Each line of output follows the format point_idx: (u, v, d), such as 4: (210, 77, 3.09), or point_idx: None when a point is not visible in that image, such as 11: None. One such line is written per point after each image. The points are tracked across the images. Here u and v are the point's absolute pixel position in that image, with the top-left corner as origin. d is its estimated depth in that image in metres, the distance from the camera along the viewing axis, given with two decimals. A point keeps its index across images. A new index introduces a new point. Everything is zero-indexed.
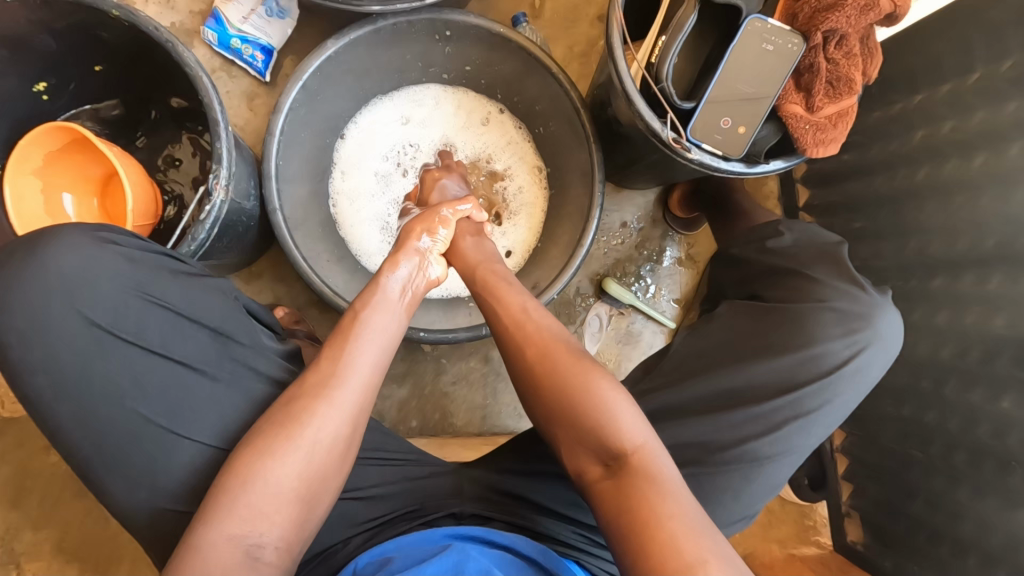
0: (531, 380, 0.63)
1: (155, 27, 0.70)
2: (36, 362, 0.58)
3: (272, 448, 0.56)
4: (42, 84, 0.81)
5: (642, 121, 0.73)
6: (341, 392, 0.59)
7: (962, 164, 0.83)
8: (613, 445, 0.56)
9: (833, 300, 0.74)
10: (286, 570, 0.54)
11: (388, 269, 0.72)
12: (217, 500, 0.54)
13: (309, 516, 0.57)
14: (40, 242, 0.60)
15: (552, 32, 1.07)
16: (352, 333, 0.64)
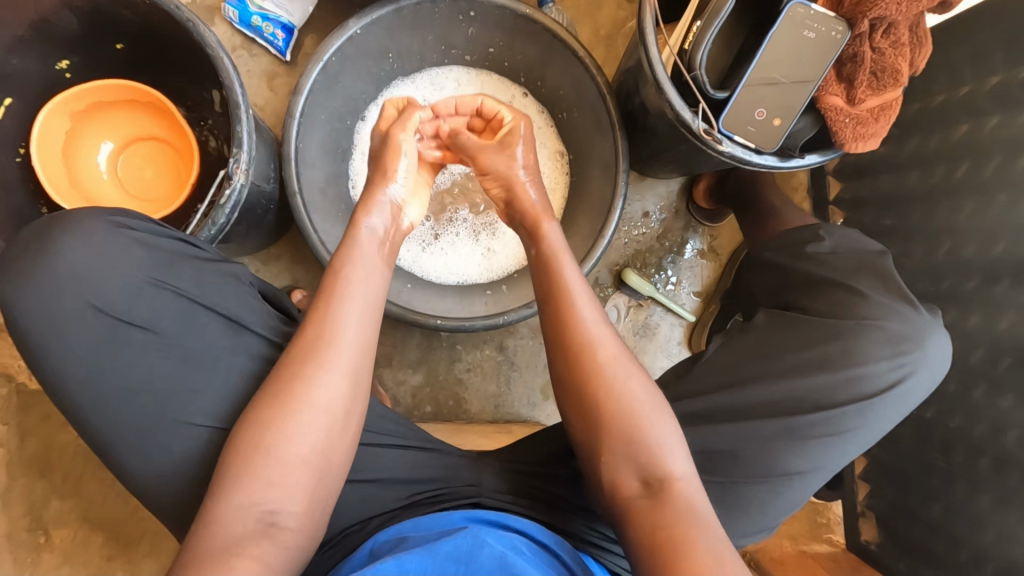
0: (589, 408, 0.61)
1: (176, 5, 0.68)
2: (57, 349, 0.59)
3: (272, 421, 0.55)
4: (65, 63, 0.81)
5: (673, 110, 0.70)
6: (335, 354, 0.58)
7: (1006, 162, 0.79)
8: (659, 471, 0.58)
9: (885, 323, 0.72)
10: (302, 530, 0.55)
11: (364, 217, 0.69)
12: (228, 476, 0.54)
13: (320, 483, 0.56)
14: (55, 231, 0.60)
15: (579, 13, 1.03)
16: (338, 292, 0.62)
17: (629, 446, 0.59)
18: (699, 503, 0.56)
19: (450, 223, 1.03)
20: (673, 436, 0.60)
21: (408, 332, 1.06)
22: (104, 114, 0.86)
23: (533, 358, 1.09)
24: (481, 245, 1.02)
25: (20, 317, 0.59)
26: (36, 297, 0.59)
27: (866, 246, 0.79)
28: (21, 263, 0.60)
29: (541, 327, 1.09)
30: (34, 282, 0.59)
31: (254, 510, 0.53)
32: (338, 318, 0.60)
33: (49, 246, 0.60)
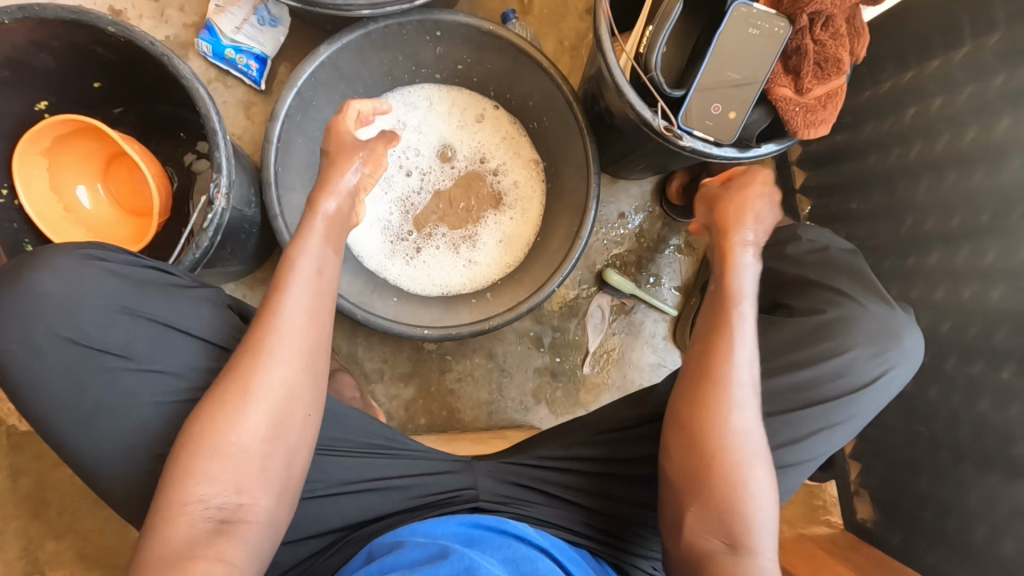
0: (693, 450, 0.60)
1: (150, 41, 0.71)
2: (39, 381, 0.61)
3: (221, 416, 0.56)
4: (44, 103, 0.83)
5: (634, 111, 0.74)
6: (280, 344, 0.58)
7: (954, 139, 0.84)
8: (743, 528, 0.58)
9: (867, 320, 0.75)
10: (263, 518, 0.56)
11: (324, 196, 0.65)
12: (176, 471, 0.55)
13: (277, 468, 0.57)
14: (26, 268, 0.62)
15: (542, 28, 1.08)
16: (286, 282, 0.59)
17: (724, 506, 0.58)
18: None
19: (429, 236, 1.05)
20: (770, 493, 0.60)
21: (397, 346, 1.08)
22: (68, 156, 0.86)
23: (522, 363, 1.11)
24: (462, 256, 1.05)
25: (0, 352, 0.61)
26: (17, 333, 0.61)
27: (839, 244, 0.82)
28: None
29: (528, 332, 1.11)
30: (11, 319, 0.61)
31: (208, 503, 0.54)
32: (287, 307, 0.58)
33: (22, 282, 0.61)
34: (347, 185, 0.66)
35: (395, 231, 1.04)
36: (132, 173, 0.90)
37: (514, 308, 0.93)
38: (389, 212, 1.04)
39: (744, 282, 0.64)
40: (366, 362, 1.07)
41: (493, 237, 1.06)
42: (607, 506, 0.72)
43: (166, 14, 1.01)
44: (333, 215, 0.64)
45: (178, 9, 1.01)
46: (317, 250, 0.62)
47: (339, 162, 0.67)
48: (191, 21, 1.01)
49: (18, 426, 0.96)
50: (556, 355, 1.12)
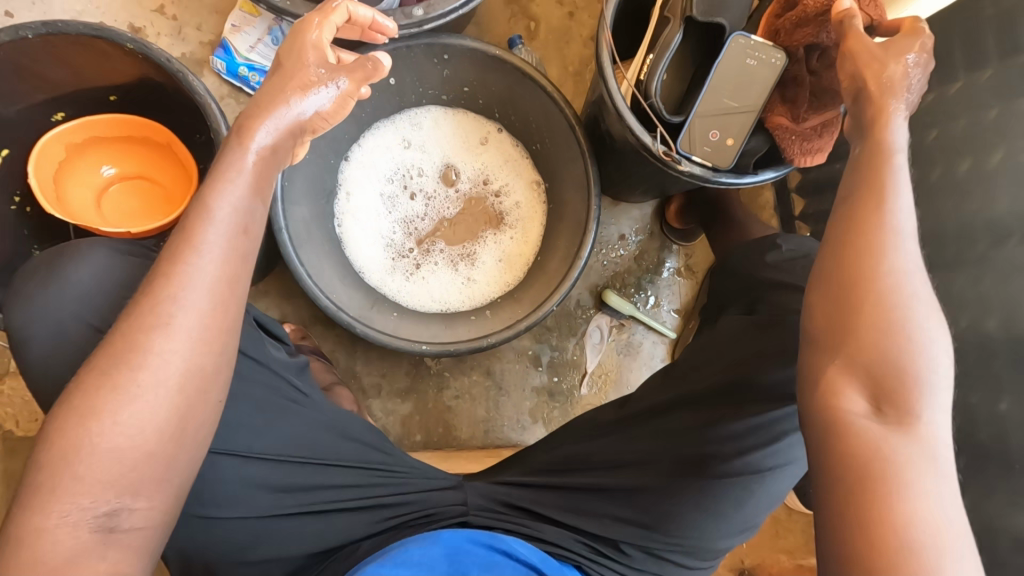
0: (840, 294, 0.53)
1: (166, 58, 0.73)
2: (47, 365, 0.60)
3: (95, 402, 0.47)
4: (61, 115, 0.86)
5: (633, 135, 0.76)
6: (175, 315, 0.49)
7: (948, 170, 0.85)
8: (900, 395, 0.50)
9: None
10: (159, 524, 0.50)
11: (260, 127, 0.56)
12: (39, 483, 0.46)
13: (173, 467, 0.50)
14: (61, 258, 0.64)
15: (547, 52, 1.10)
16: (186, 236, 0.50)
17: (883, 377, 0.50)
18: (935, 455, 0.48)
19: (429, 254, 1.06)
20: (944, 357, 0.50)
21: (396, 362, 1.08)
22: (85, 156, 0.89)
23: (520, 381, 1.11)
24: (462, 273, 1.06)
25: (23, 338, 0.61)
26: (36, 314, 0.61)
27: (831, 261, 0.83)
28: (30, 286, 0.63)
29: (526, 351, 1.11)
30: (36, 302, 0.61)
31: (82, 508, 0.46)
32: (186, 270, 0.50)
33: (60, 271, 0.62)
34: (287, 119, 0.58)
35: (397, 248, 1.05)
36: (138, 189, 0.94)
37: (513, 326, 0.93)
38: (392, 228, 1.06)
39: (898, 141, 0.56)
40: (364, 377, 1.07)
41: (493, 255, 1.07)
42: (599, 526, 0.71)
43: (183, 32, 1.04)
44: (266, 152, 0.56)
45: (195, 27, 1.05)
46: (234, 194, 0.53)
47: (277, 90, 0.58)
48: (207, 39, 1.05)
49: (14, 432, 0.96)
50: (554, 374, 1.12)
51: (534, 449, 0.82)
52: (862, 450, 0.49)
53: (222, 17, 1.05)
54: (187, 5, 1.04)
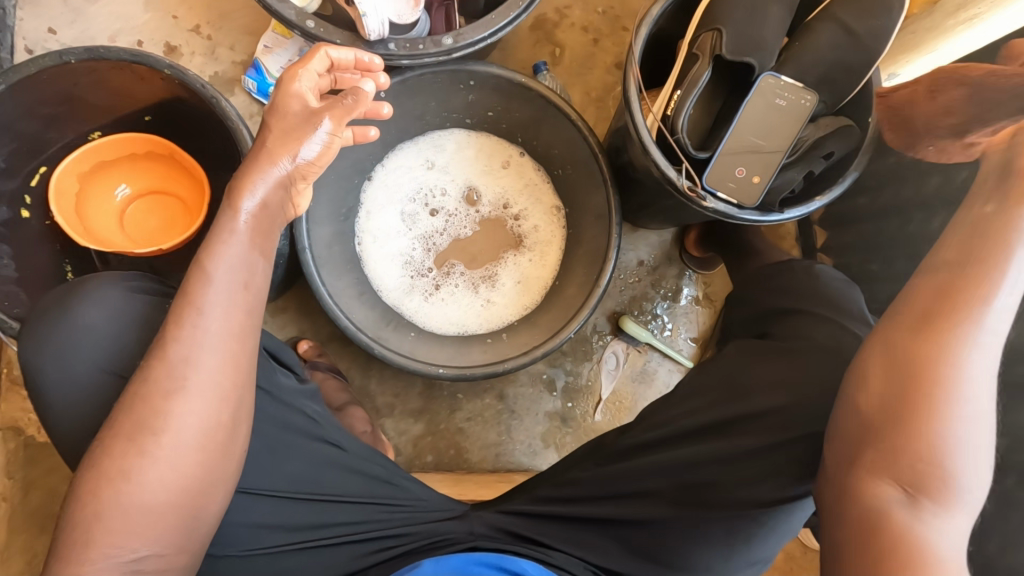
0: (897, 369, 0.49)
1: (201, 84, 0.75)
2: (60, 401, 0.62)
3: (122, 463, 0.52)
4: (96, 135, 0.88)
5: (658, 169, 0.76)
6: (191, 375, 0.54)
7: None
8: (944, 484, 0.47)
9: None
10: (181, 565, 0.54)
11: (249, 188, 0.58)
12: (71, 535, 0.51)
13: (198, 513, 0.54)
14: (66, 297, 0.64)
15: (571, 79, 1.11)
16: (199, 304, 0.55)
17: (936, 453, 0.47)
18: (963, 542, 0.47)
19: (449, 275, 1.07)
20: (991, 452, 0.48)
21: (409, 382, 1.08)
22: (96, 183, 0.91)
23: (533, 406, 1.10)
24: (480, 295, 1.06)
25: (37, 380, 0.62)
26: (48, 355, 0.62)
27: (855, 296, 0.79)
28: (37, 325, 0.64)
29: (541, 375, 1.11)
30: (44, 343, 0.63)
31: (113, 562, 0.50)
32: (202, 336, 0.54)
33: (68, 311, 0.63)
34: (277, 178, 0.60)
35: (416, 266, 1.06)
36: (152, 209, 0.96)
37: (529, 352, 0.93)
38: (412, 248, 1.06)
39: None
40: (377, 396, 1.08)
41: (512, 277, 1.07)
42: (603, 556, 0.71)
43: (217, 52, 1.07)
44: (260, 214, 0.59)
45: (228, 47, 1.07)
46: (240, 261, 0.57)
47: (267, 151, 0.60)
48: (239, 59, 1.07)
49: (35, 438, 0.98)
50: (568, 400, 1.11)
51: (539, 476, 0.80)
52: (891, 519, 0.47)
53: (254, 38, 1.07)
54: (221, 25, 1.07)
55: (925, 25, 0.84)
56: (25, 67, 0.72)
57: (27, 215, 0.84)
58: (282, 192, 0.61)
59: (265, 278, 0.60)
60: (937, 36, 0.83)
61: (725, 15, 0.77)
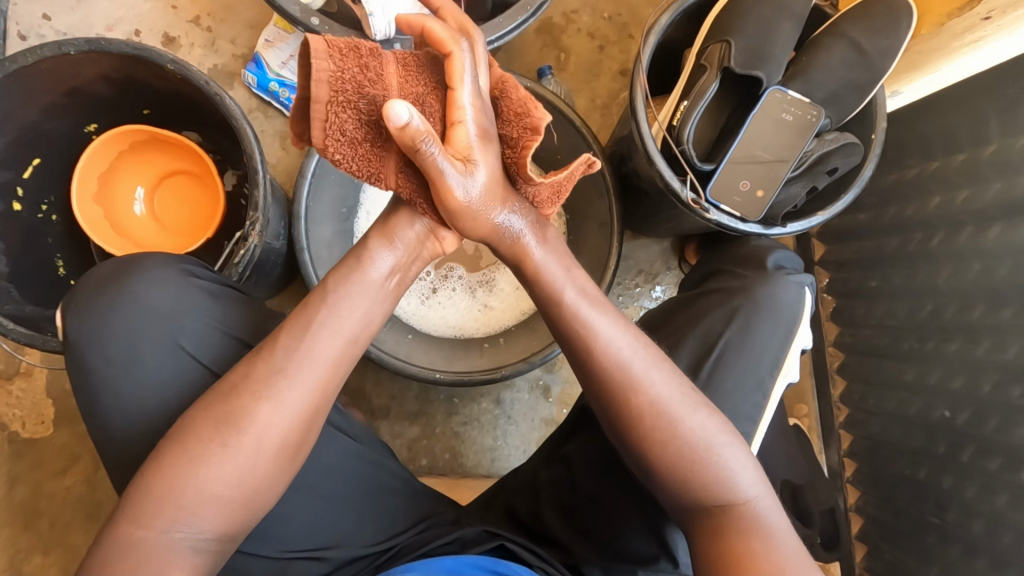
0: (613, 415, 0.58)
1: (205, 80, 0.73)
2: (120, 379, 0.59)
3: (203, 447, 0.49)
4: (93, 126, 0.87)
5: (663, 179, 0.75)
6: (285, 381, 0.52)
7: (977, 233, 0.81)
8: (715, 485, 0.55)
9: (759, 297, 0.72)
10: (225, 554, 0.50)
11: (379, 241, 0.58)
12: (137, 504, 0.48)
13: (254, 507, 0.51)
14: (127, 274, 0.62)
15: (575, 84, 1.11)
16: (312, 319, 0.54)
17: (689, 472, 0.55)
18: (772, 521, 0.55)
19: (447, 278, 1.06)
20: (730, 440, 0.57)
21: (406, 385, 1.08)
22: (116, 189, 0.91)
23: (529, 411, 1.09)
24: (478, 300, 1.05)
25: (89, 357, 0.59)
26: (100, 332, 0.59)
27: (775, 254, 0.78)
28: (97, 300, 0.61)
29: (537, 380, 1.10)
30: (110, 320, 0.60)
31: (173, 538, 0.47)
32: (309, 350, 0.53)
33: (125, 287, 0.61)
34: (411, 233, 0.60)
35: None
36: (179, 190, 0.96)
37: (527, 359, 0.92)
38: None
39: (552, 267, 0.60)
40: (373, 398, 1.07)
41: (510, 283, 1.06)
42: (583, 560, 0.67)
43: (217, 45, 1.05)
44: (391, 264, 0.58)
45: (229, 40, 1.05)
46: (366, 293, 0.56)
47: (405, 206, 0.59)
48: (240, 52, 1.05)
49: (21, 433, 0.96)
50: (563, 405, 1.10)
51: (515, 476, 0.79)
52: (722, 539, 0.53)
53: (255, 31, 1.06)
54: (222, 18, 1.05)
55: (932, 45, 0.83)
56: (22, 56, 0.70)
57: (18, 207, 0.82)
58: (419, 243, 0.60)
59: (382, 316, 0.58)
60: (942, 56, 0.83)
61: (735, 27, 0.77)
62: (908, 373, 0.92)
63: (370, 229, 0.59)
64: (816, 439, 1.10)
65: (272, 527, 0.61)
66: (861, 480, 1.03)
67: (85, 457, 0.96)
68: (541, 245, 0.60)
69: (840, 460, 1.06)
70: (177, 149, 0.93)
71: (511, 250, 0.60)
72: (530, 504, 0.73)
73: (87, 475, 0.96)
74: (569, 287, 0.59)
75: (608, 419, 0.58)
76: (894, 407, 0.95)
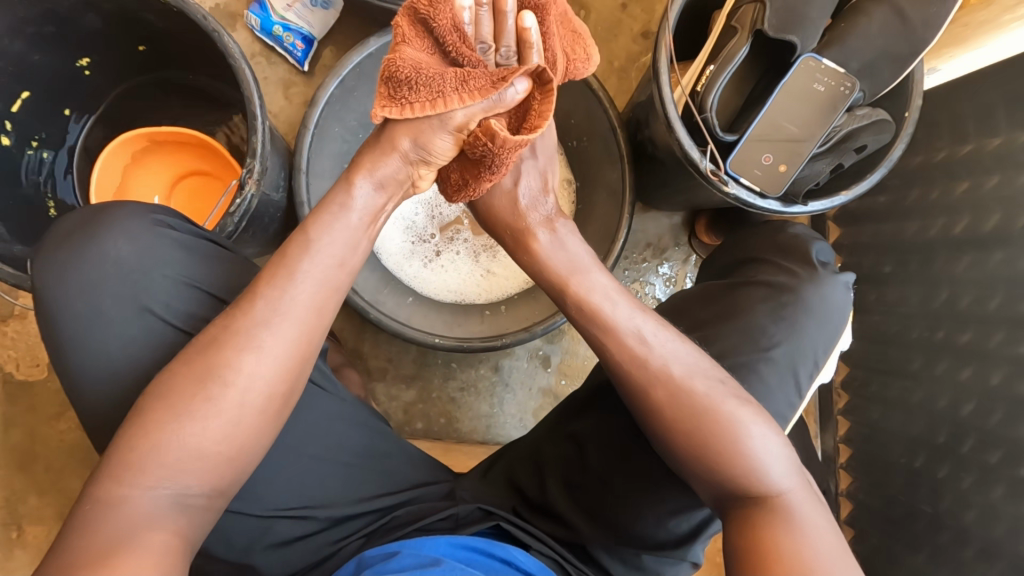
0: (639, 401, 0.57)
1: (203, 15, 0.69)
2: (88, 333, 0.57)
3: (185, 401, 0.48)
4: (85, 60, 0.83)
5: (682, 148, 0.72)
6: (265, 334, 0.50)
7: (1005, 221, 0.78)
8: (740, 474, 0.53)
9: (805, 297, 0.70)
10: (213, 514, 0.49)
11: (360, 177, 0.56)
12: (120, 460, 0.46)
13: (239, 467, 0.49)
14: (98, 222, 0.59)
15: (594, 45, 1.05)
16: (293, 270, 0.52)
17: (709, 454, 0.54)
18: (809, 514, 0.52)
19: (451, 241, 1.04)
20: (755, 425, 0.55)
21: (403, 347, 1.06)
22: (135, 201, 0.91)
23: (527, 380, 1.08)
24: (481, 266, 1.03)
25: (58, 309, 0.57)
26: (72, 284, 0.57)
27: (816, 245, 0.76)
28: (63, 249, 0.59)
29: (537, 351, 1.09)
30: (75, 269, 0.58)
31: (156, 496, 0.46)
32: (290, 301, 0.51)
33: (95, 238, 0.59)
34: (389, 171, 0.57)
35: (419, 232, 1.03)
36: (194, 185, 0.95)
37: (529, 328, 0.90)
38: (415, 211, 1.02)
39: (559, 258, 0.63)
40: (370, 359, 1.06)
41: None
42: (576, 534, 0.67)
43: None
44: (371, 202, 0.57)
45: None
46: (346, 238, 0.55)
47: (380, 143, 0.57)
48: None
49: (16, 375, 0.95)
50: (562, 377, 1.09)
51: (517, 447, 0.79)
52: (748, 529, 0.51)
53: None
54: None
55: (981, 16, 0.78)
56: None
57: (6, 142, 0.79)
58: (399, 186, 0.58)
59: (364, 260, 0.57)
60: (987, 28, 0.77)
61: None
62: (915, 362, 0.91)
63: (354, 163, 0.58)
64: (813, 423, 1.09)
65: (263, 487, 0.60)
66: (856, 465, 1.03)
67: None
68: (549, 235, 0.64)
69: (837, 445, 1.06)
70: (189, 150, 0.91)
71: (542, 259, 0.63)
72: (532, 477, 0.73)
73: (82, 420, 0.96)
74: (587, 288, 0.61)
75: (641, 412, 0.57)
76: (897, 395, 0.94)
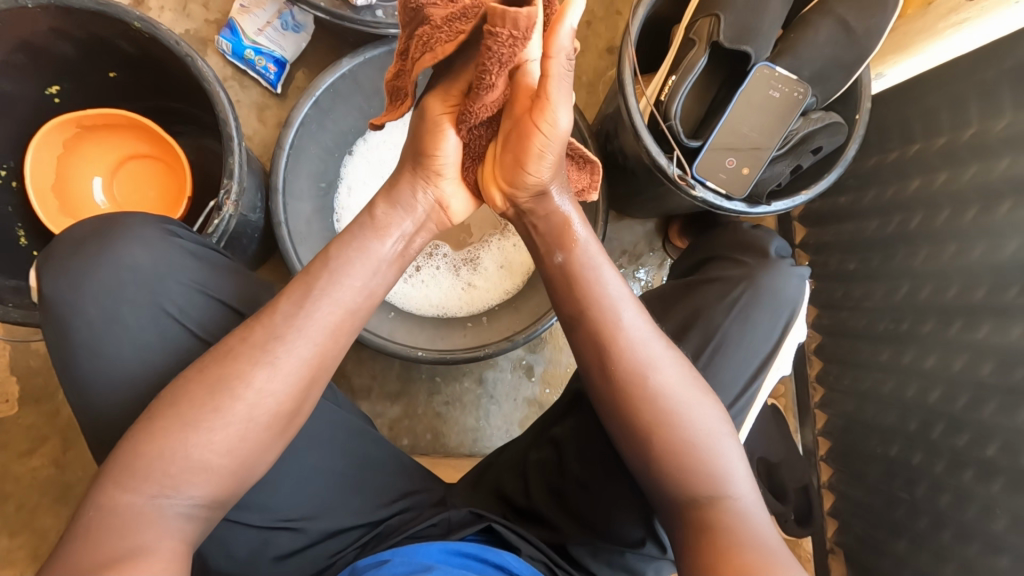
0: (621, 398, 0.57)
1: (175, 40, 0.70)
2: (97, 341, 0.56)
3: (195, 412, 0.47)
4: (55, 89, 0.83)
5: (650, 156, 0.75)
6: (282, 352, 0.50)
7: (955, 215, 0.83)
8: (704, 472, 0.54)
9: (761, 285, 0.73)
10: (208, 527, 0.48)
11: (384, 206, 0.59)
12: (124, 468, 0.45)
13: (242, 482, 0.49)
14: (108, 232, 0.59)
15: None
16: (313, 289, 0.53)
17: (685, 450, 0.55)
18: (756, 514, 0.54)
19: (431, 256, 1.04)
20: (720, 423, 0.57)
21: (386, 364, 1.06)
22: (73, 190, 0.88)
23: (511, 391, 1.09)
24: (462, 279, 1.04)
25: (70, 317, 0.56)
26: (81, 292, 0.56)
27: (773, 241, 0.79)
28: (72, 258, 0.58)
29: (520, 361, 1.10)
30: (85, 278, 0.57)
31: (162, 506, 0.45)
32: (308, 320, 0.51)
33: (104, 246, 0.58)
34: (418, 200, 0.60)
35: None
36: (139, 168, 0.92)
37: (510, 338, 0.92)
38: None
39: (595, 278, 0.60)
40: (354, 377, 1.05)
41: (495, 262, 1.05)
42: (560, 537, 0.67)
43: (188, 9, 1.01)
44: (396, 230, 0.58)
45: (202, 5, 1.01)
46: (371, 261, 0.56)
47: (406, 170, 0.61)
48: (214, 18, 1.01)
49: None
50: (546, 386, 1.10)
51: (501, 456, 0.79)
52: (706, 534, 0.52)
53: None
54: None
55: (918, 26, 0.83)
56: None
57: None
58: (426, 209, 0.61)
59: (386, 289, 0.57)
60: (924, 38, 0.82)
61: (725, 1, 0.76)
62: (884, 353, 0.94)
63: (377, 195, 0.60)
64: (793, 418, 1.12)
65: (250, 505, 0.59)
66: (835, 457, 1.05)
67: (53, 437, 0.93)
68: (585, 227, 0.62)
69: (816, 438, 1.08)
70: (127, 131, 0.89)
71: (553, 226, 0.61)
72: (517, 483, 0.73)
73: (55, 455, 0.93)
74: (588, 259, 0.61)
75: (602, 382, 0.58)
76: (869, 386, 0.97)
